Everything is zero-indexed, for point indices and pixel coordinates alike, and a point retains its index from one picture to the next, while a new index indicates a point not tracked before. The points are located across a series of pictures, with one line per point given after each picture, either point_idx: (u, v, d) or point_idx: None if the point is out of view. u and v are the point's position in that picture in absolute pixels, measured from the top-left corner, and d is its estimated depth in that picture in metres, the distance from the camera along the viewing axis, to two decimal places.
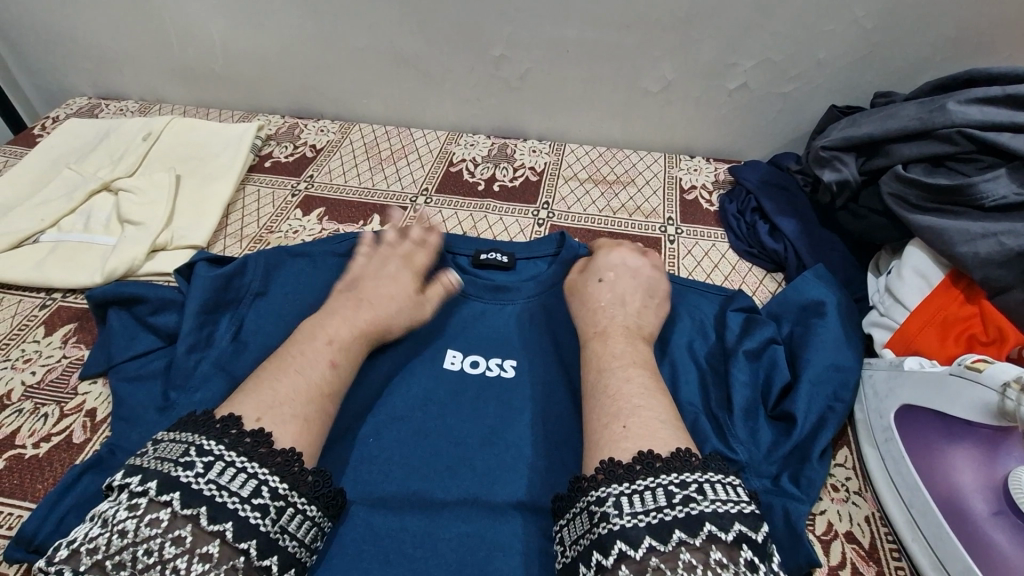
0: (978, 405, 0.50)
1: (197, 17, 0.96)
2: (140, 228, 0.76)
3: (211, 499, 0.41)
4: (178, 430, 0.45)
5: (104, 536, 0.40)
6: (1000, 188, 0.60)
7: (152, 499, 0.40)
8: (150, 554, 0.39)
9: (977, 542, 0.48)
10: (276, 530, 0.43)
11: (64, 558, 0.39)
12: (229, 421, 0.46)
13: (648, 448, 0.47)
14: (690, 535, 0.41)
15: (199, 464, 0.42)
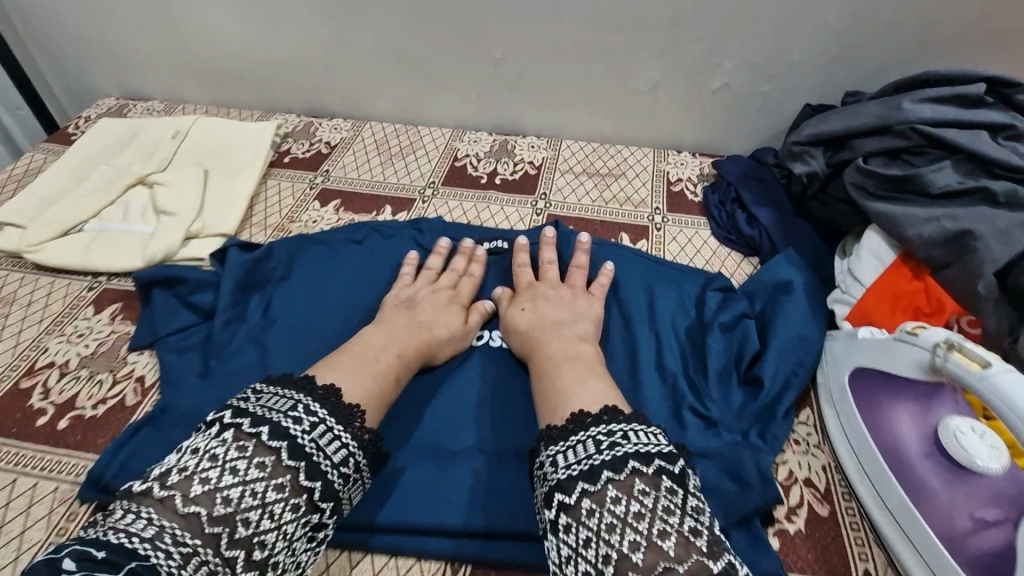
0: (915, 363, 0.57)
1: (219, 23, 1.03)
2: (174, 217, 0.84)
3: (310, 456, 0.48)
4: (281, 387, 0.52)
5: (216, 471, 0.45)
6: (945, 178, 0.67)
7: (263, 444, 0.47)
8: (254, 495, 0.45)
9: (913, 482, 0.56)
10: (344, 494, 0.51)
11: (173, 485, 0.45)
12: (330, 390, 0.54)
13: (579, 409, 0.54)
14: (615, 472, 0.47)
15: (307, 422, 0.49)
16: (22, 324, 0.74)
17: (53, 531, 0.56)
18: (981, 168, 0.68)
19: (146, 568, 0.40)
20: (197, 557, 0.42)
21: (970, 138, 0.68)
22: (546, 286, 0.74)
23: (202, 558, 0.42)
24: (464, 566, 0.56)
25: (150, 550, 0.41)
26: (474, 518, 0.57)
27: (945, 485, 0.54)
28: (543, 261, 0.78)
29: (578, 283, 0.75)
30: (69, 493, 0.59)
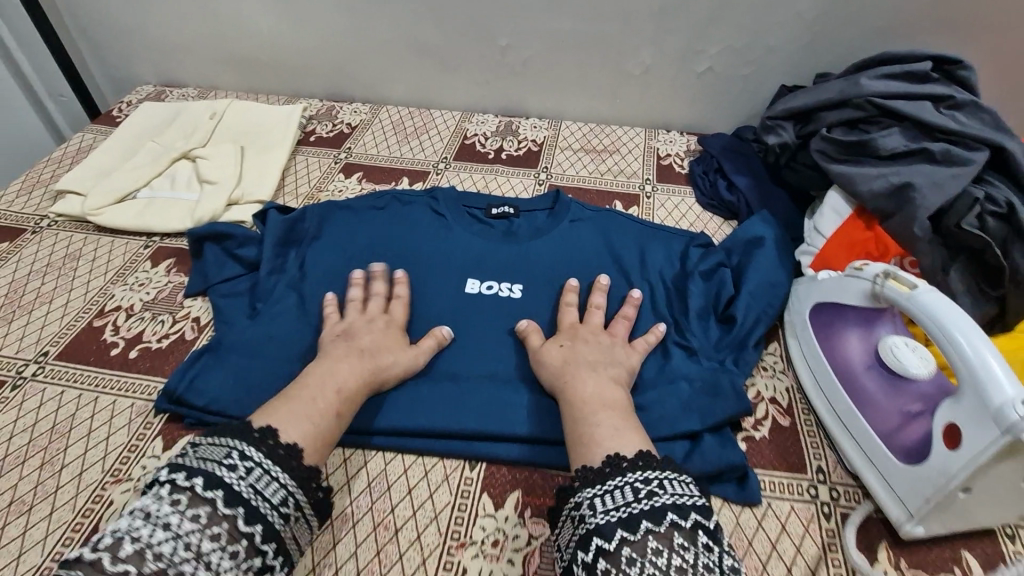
0: (860, 292, 0.67)
1: (252, 16, 1.14)
2: (217, 186, 0.95)
3: (247, 502, 0.50)
4: (217, 436, 0.55)
5: (147, 528, 0.47)
6: (894, 142, 0.78)
7: (197, 494, 0.49)
8: (189, 547, 0.47)
9: (858, 392, 0.66)
10: (283, 537, 0.52)
11: (105, 548, 0.46)
12: (267, 431, 0.56)
13: (615, 451, 0.57)
14: (656, 524, 0.50)
15: (242, 467, 0.52)
16: (89, 277, 0.84)
17: (134, 436, 0.67)
18: (924, 134, 0.78)
19: None
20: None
21: (916, 108, 0.78)
22: (586, 328, 0.74)
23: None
24: (479, 463, 0.67)
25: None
26: (489, 428, 0.67)
27: (883, 392, 0.64)
28: (591, 305, 0.77)
29: (619, 331, 0.74)
30: (144, 407, 0.69)
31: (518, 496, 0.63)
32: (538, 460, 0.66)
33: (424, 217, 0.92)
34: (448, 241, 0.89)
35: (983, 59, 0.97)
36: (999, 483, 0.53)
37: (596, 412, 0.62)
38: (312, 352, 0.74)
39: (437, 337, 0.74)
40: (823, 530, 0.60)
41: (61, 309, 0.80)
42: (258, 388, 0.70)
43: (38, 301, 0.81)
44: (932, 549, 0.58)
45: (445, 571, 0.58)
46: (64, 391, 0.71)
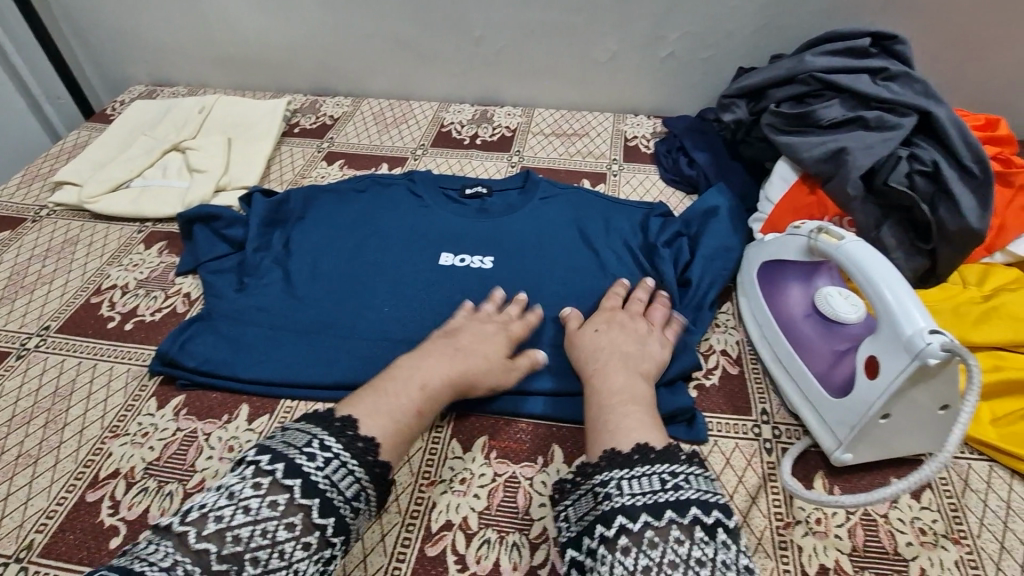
0: (798, 248, 0.73)
1: (238, 16, 1.20)
2: (206, 174, 1.01)
3: (321, 494, 0.52)
4: (302, 423, 0.57)
5: (229, 508, 0.49)
6: (834, 112, 0.83)
7: (277, 481, 0.51)
8: (266, 534, 0.49)
9: (797, 337, 0.71)
10: (349, 533, 0.53)
11: (192, 521, 0.49)
12: (347, 422, 0.57)
13: (645, 441, 0.57)
14: (680, 515, 0.50)
15: (320, 458, 0.53)
16: (87, 259, 0.90)
17: (131, 397, 0.73)
18: (861, 104, 0.84)
19: None
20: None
21: (854, 81, 0.84)
22: (625, 315, 0.75)
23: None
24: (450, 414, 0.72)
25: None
26: None
27: (818, 335, 0.69)
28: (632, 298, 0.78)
29: (658, 318, 0.76)
30: (140, 372, 0.75)
31: (485, 441, 0.69)
32: (501, 409, 0.71)
33: (402, 199, 0.98)
34: (426, 220, 0.94)
35: (927, 36, 1.02)
36: (913, 407, 0.59)
37: (625, 403, 0.62)
38: (297, 321, 0.80)
39: (534, 359, 0.72)
40: (764, 463, 0.66)
41: (61, 289, 0.86)
42: (247, 352, 0.76)
43: (39, 282, 0.87)
44: (864, 476, 0.64)
45: (416, 505, 0.63)
46: (65, 359, 0.77)
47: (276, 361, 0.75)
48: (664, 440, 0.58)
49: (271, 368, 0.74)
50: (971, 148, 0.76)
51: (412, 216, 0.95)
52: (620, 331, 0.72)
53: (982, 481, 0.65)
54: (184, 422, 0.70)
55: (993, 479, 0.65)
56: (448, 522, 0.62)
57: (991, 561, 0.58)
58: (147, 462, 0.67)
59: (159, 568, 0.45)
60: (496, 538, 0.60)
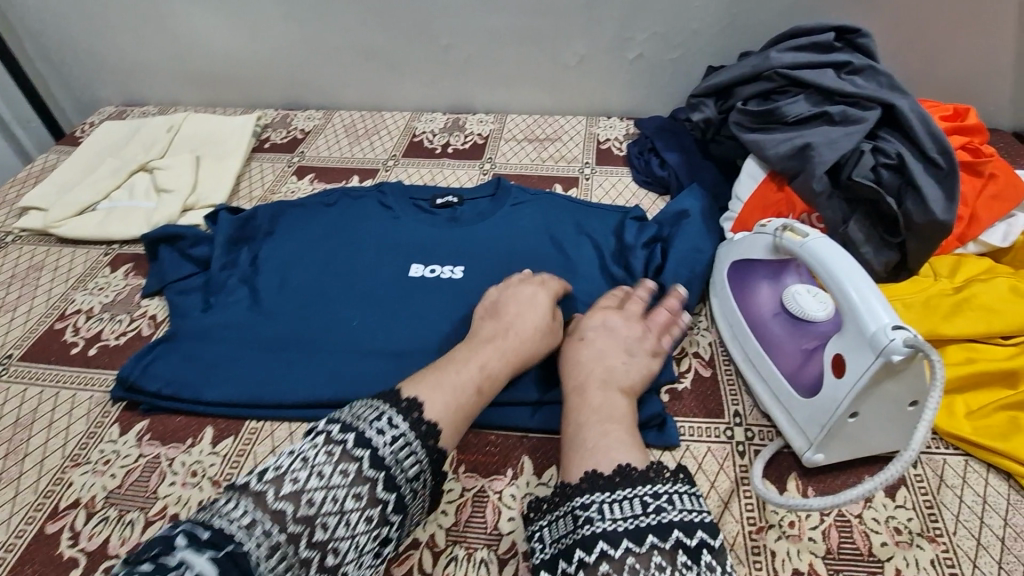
0: (765, 246, 0.72)
1: (205, 33, 1.20)
2: (173, 193, 1.00)
3: (387, 469, 0.51)
4: (371, 398, 0.55)
5: (304, 472, 0.48)
6: (800, 108, 0.83)
7: (347, 452, 0.50)
8: (336, 501, 0.48)
9: (766, 337, 0.70)
10: (406, 511, 0.53)
11: (268, 481, 0.48)
12: (414, 403, 0.55)
13: (626, 462, 0.55)
14: (662, 539, 0.48)
15: (390, 434, 0.52)
16: (52, 284, 0.89)
17: (94, 424, 0.72)
18: (825, 99, 0.83)
19: (242, 553, 0.44)
20: (281, 549, 0.45)
21: (818, 76, 0.83)
22: (618, 315, 0.71)
23: (284, 551, 0.45)
24: None
25: (242, 535, 0.45)
26: None
27: (786, 334, 0.68)
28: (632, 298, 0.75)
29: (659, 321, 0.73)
30: (103, 399, 0.74)
31: (453, 453, 0.67)
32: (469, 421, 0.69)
33: (372, 211, 0.97)
34: (395, 232, 0.93)
35: (893, 29, 1.02)
36: (881, 404, 0.58)
37: (601, 422, 0.60)
38: (265, 339, 0.78)
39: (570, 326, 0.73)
40: (737, 467, 0.65)
41: (25, 315, 0.85)
42: (213, 373, 0.74)
43: (4, 311, 0.86)
44: (837, 475, 0.63)
45: None
46: (28, 388, 0.76)
47: (242, 381, 0.74)
48: (632, 449, 0.57)
49: (235, 389, 0.73)
50: (935, 139, 0.76)
51: (381, 228, 0.94)
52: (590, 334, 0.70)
53: (958, 476, 0.64)
54: (148, 447, 0.69)
55: (969, 473, 0.64)
56: (416, 540, 0.61)
57: (968, 558, 0.58)
58: (109, 490, 0.66)
59: (238, 525, 0.45)
60: (464, 555, 0.59)
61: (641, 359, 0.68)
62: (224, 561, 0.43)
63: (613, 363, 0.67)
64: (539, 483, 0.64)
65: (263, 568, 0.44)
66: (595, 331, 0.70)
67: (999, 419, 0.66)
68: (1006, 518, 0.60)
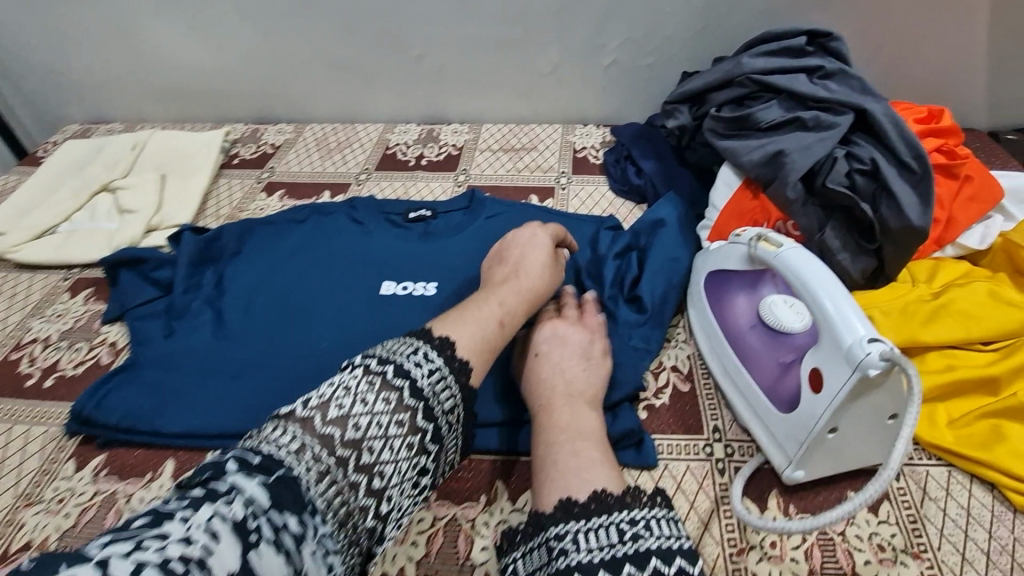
0: (740, 257, 0.70)
1: (170, 47, 1.17)
2: (137, 214, 0.97)
3: (426, 399, 0.49)
4: (403, 335, 0.53)
5: (348, 399, 0.46)
6: (772, 114, 0.82)
7: (387, 381, 0.48)
8: (379, 426, 0.46)
9: (743, 349, 0.68)
10: (446, 441, 0.51)
11: (313, 407, 0.46)
12: (446, 341, 0.54)
13: (602, 486, 0.52)
14: (639, 569, 0.45)
15: (427, 367, 0.50)
16: (8, 312, 0.86)
17: (47, 461, 0.69)
18: (799, 104, 0.82)
19: (293, 477, 0.42)
20: (329, 475, 0.43)
21: (790, 81, 0.82)
22: (562, 322, 0.70)
23: (333, 477, 0.44)
24: None
25: (293, 460, 0.43)
26: None
27: (764, 347, 0.67)
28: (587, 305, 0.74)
29: (594, 324, 0.72)
30: (58, 433, 0.71)
31: None
32: None
33: (343, 226, 0.94)
34: (368, 248, 0.91)
35: (865, 31, 1.01)
36: (859, 419, 0.56)
37: (573, 440, 0.58)
38: (230, 364, 0.76)
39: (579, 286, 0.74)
40: (716, 485, 0.63)
41: None
42: (175, 403, 0.71)
43: None
44: (819, 492, 0.61)
45: None
46: None
47: (206, 410, 0.71)
48: (604, 466, 0.55)
49: (196, 418, 0.70)
50: (909, 142, 0.75)
51: (351, 244, 0.91)
52: (564, 351, 0.68)
53: (941, 487, 0.62)
54: (104, 484, 0.66)
55: (952, 484, 0.63)
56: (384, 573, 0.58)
57: (952, 574, 0.56)
58: (62, 531, 0.62)
59: (288, 451, 0.43)
60: None
61: (598, 366, 0.68)
62: (276, 485, 0.41)
63: (595, 387, 0.66)
64: (513, 509, 0.62)
65: (313, 492, 0.42)
66: (569, 349, 0.68)
67: (981, 427, 0.64)
68: (990, 531, 0.59)
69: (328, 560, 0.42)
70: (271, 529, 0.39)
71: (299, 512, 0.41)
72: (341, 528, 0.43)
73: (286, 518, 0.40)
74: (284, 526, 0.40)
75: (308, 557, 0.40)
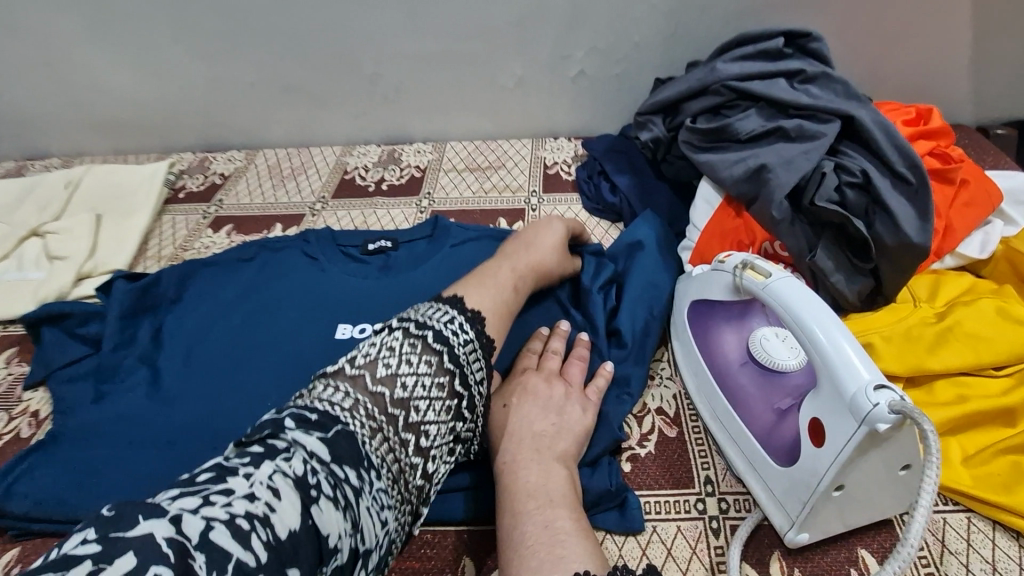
0: (725, 286, 0.63)
1: (105, 76, 1.09)
2: (67, 261, 0.88)
3: (463, 365, 0.51)
4: (437, 300, 0.56)
5: (393, 359, 0.48)
6: (751, 124, 0.75)
7: (428, 345, 0.50)
8: (422, 388, 0.48)
9: (733, 391, 0.62)
10: (479, 407, 0.53)
11: (361, 367, 0.48)
12: (476, 316, 0.56)
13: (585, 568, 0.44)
14: None
15: (463, 335, 0.53)
16: None
17: None
18: (779, 111, 0.76)
19: (350, 432, 0.43)
20: (381, 432, 0.46)
21: (768, 88, 0.76)
22: (538, 376, 0.64)
23: (384, 434, 0.46)
24: None
25: (347, 417, 0.44)
26: None
27: (756, 389, 0.60)
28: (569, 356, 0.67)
29: (575, 377, 0.65)
30: None
31: None
32: None
33: (294, 262, 0.85)
34: (322, 286, 0.82)
35: (844, 30, 0.96)
36: (868, 475, 0.50)
37: (544, 508, 0.51)
38: (162, 434, 0.68)
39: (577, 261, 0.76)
40: (711, 549, 0.56)
41: None
42: (96, 486, 0.64)
43: None
44: (827, 552, 0.54)
45: None
46: None
47: (132, 492, 0.63)
48: (580, 539, 0.48)
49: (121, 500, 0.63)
50: (902, 150, 0.68)
51: (302, 282, 0.83)
52: (533, 401, 0.61)
53: (961, 539, 0.56)
54: None
55: (973, 534, 0.56)
56: None
57: None
58: None
59: (343, 408, 0.45)
60: None
61: (574, 415, 0.61)
62: (335, 440, 0.42)
63: (569, 441, 0.59)
64: None
65: (368, 448, 0.44)
66: (538, 399, 0.61)
67: (1001, 465, 0.59)
68: None
69: (383, 516, 0.43)
70: (331, 484, 0.40)
71: (356, 466, 0.42)
72: (393, 485, 0.45)
73: (346, 471, 0.41)
74: (344, 480, 0.41)
75: (365, 512, 0.41)
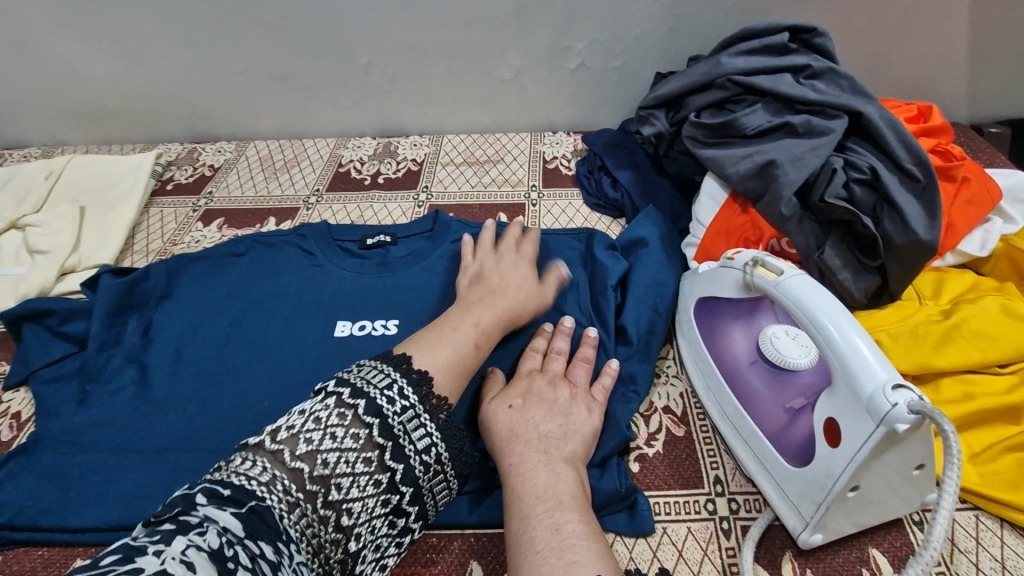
0: (734, 283, 0.62)
1: (86, 63, 1.04)
2: (49, 255, 0.85)
3: (397, 436, 0.46)
4: (379, 362, 0.51)
5: (317, 432, 0.45)
6: (757, 120, 0.75)
7: (358, 416, 0.46)
8: (346, 463, 0.44)
9: (744, 391, 0.61)
10: (423, 481, 0.47)
11: (283, 440, 0.45)
12: (424, 375, 0.51)
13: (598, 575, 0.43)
14: None
15: (400, 404, 0.48)
16: None
17: None
18: (785, 107, 0.75)
19: (265, 508, 0.41)
20: (299, 507, 0.42)
21: (774, 83, 0.75)
22: (543, 378, 0.62)
23: (303, 510, 0.43)
24: None
25: (263, 492, 0.42)
26: None
27: (765, 388, 0.60)
28: (576, 357, 0.66)
29: (581, 378, 0.64)
30: None
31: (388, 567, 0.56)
32: None
33: (289, 256, 0.82)
34: (318, 281, 0.79)
35: (846, 26, 0.95)
36: (884, 475, 0.49)
37: (554, 513, 0.49)
38: (150, 438, 0.66)
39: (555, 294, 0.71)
40: (722, 550, 0.55)
41: None
42: (81, 491, 0.63)
43: None
44: (838, 552, 0.54)
45: None
46: None
47: (121, 496, 0.62)
48: (592, 544, 0.47)
49: (105, 509, 0.62)
50: (909, 147, 0.69)
51: (297, 278, 0.80)
52: (538, 403, 0.59)
53: (970, 537, 0.56)
54: None
55: (981, 532, 0.56)
56: None
57: None
58: None
59: (258, 483, 0.42)
60: None
61: (580, 417, 0.60)
62: (249, 516, 0.40)
63: (576, 443, 0.57)
64: None
65: (285, 523, 0.41)
66: (546, 403, 0.60)
67: (1007, 463, 0.58)
68: None
69: None
70: (246, 557, 0.37)
71: (274, 541, 0.40)
72: (314, 558, 0.43)
73: (261, 547, 0.39)
74: (260, 554, 0.38)
75: None
